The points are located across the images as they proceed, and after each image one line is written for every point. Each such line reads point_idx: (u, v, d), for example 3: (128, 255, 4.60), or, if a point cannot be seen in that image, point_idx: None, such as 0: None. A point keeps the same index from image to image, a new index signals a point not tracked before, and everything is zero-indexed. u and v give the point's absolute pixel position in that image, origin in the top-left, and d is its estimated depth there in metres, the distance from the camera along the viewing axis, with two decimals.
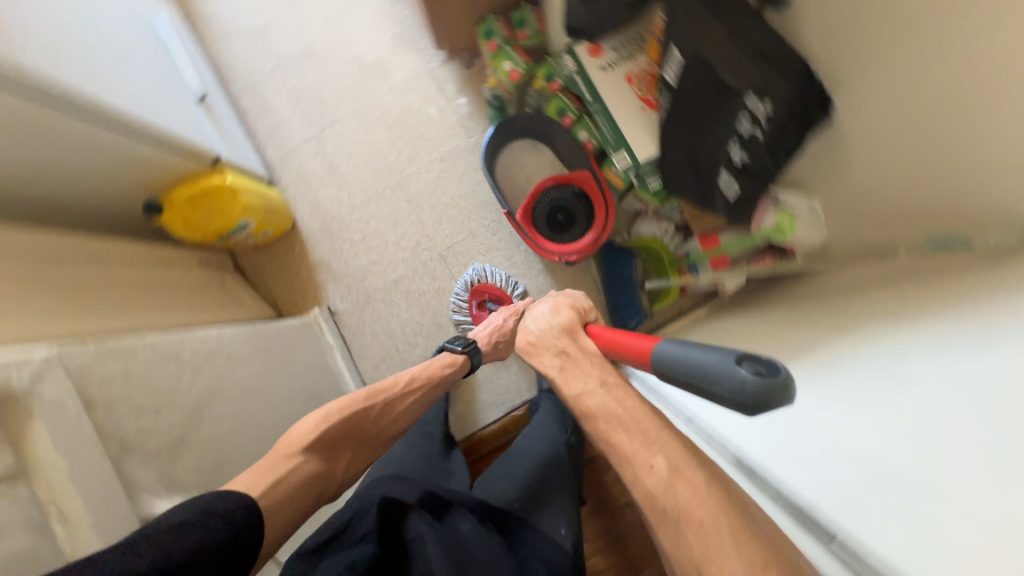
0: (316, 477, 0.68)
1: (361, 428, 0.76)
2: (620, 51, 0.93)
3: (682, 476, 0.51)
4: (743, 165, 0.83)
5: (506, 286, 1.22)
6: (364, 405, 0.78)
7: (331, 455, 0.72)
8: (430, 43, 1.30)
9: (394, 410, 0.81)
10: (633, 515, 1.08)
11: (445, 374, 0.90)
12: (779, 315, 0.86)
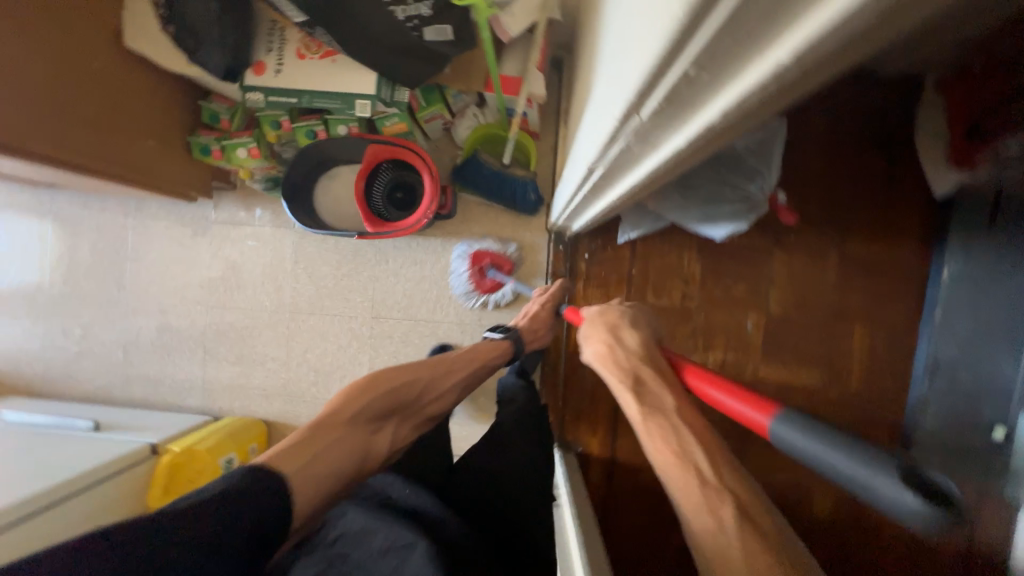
0: (357, 457, 0.64)
1: (405, 400, 0.73)
2: (273, 46, 0.87)
3: (751, 531, 0.42)
4: (431, 5, 0.78)
5: (497, 246, 1.20)
6: (410, 386, 0.75)
7: (376, 426, 0.68)
8: (193, 204, 1.28)
9: (438, 387, 0.79)
10: (692, 296, 1.20)
11: (488, 357, 0.87)
12: (584, 78, 0.88)
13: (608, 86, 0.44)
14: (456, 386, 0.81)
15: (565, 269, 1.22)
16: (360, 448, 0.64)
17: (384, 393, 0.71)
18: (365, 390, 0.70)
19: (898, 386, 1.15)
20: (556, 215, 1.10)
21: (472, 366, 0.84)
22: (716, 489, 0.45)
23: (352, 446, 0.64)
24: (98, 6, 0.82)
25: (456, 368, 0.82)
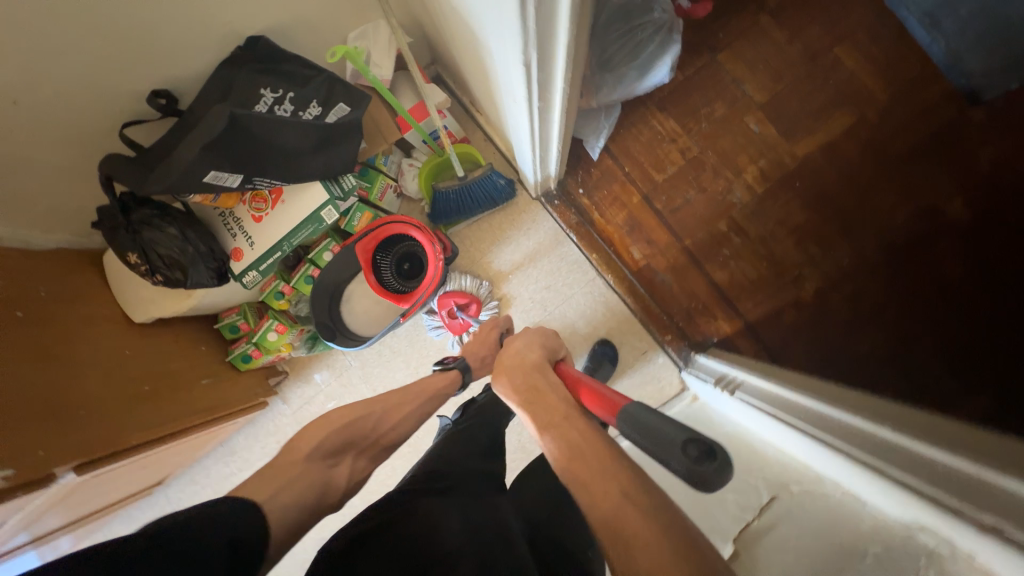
0: (321, 481, 0.66)
1: (361, 434, 0.75)
2: (235, 231, 0.95)
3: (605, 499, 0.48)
4: (321, 103, 0.86)
5: (475, 289, 1.23)
6: (365, 416, 0.77)
7: (333, 459, 0.70)
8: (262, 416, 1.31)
9: (399, 414, 0.80)
10: (688, 145, 1.19)
11: (439, 390, 0.88)
12: (462, 57, 0.97)
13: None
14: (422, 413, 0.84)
15: (575, 215, 1.25)
16: (319, 487, 0.66)
17: (348, 431, 0.73)
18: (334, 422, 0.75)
19: (912, 62, 1.12)
20: (533, 174, 1.11)
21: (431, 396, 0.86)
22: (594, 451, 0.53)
23: (312, 485, 0.65)
24: (98, 309, 0.92)
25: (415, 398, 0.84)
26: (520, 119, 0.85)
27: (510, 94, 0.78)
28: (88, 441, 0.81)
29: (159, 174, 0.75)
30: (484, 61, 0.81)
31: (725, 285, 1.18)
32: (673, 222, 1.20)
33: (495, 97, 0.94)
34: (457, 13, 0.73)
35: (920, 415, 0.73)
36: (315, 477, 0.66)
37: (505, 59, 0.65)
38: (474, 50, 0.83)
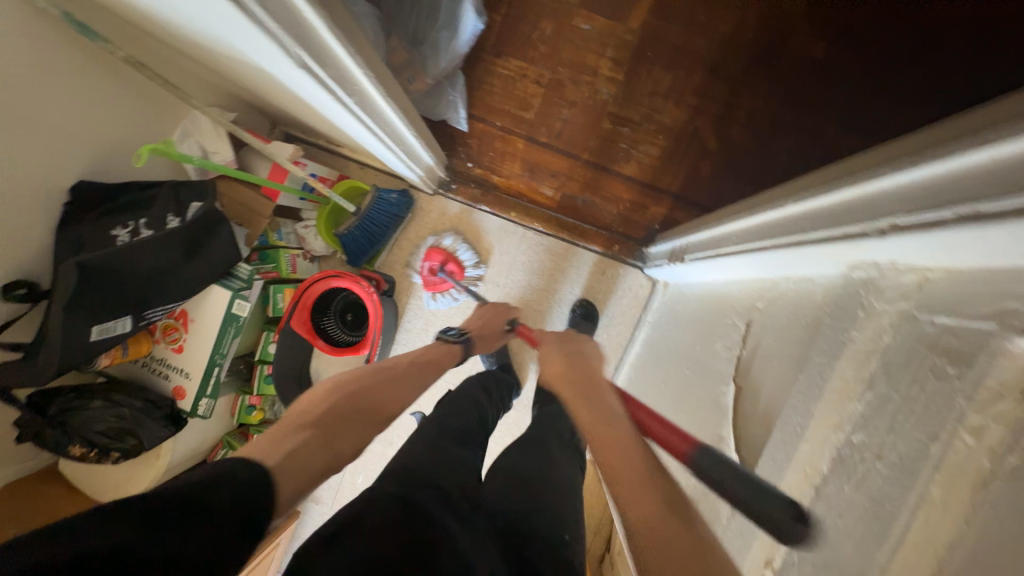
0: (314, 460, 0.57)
1: (369, 404, 0.63)
2: (167, 371, 0.92)
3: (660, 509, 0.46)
4: (175, 211, 0.85)
5: (466, 260, 1.24)
6: (372, 387, 0.66)
7: (322, 428, 0.56)
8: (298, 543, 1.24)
9: (406, 385, 0.70)
10: (540, 71, 1.19)
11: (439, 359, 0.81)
12: (283, 102, 0.95)
13: (249, 36, 0.52)
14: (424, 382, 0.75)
15: (477, 188, 1.25)
16: None
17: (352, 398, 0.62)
18: (328, 393, 0.62)
19: None
20: (414, 173, 1.10)
21: (430, 364, 0.78)
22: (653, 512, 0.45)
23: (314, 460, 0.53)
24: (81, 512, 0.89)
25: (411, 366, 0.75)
26: (362, 133, 0.84)
27: (341, 118, 0.77)
28: None
29: (44, 352, 0.72)
30: (294, 98, 0.80)
31: (637, 174, 1.20)
32: (563, 145, 1.21)
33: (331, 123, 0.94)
34: (239, 69, 0.72)
35: (822, 173, 0.74)
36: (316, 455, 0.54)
37: (299, 84, 0.65)
38: (288, 96, 0.82)
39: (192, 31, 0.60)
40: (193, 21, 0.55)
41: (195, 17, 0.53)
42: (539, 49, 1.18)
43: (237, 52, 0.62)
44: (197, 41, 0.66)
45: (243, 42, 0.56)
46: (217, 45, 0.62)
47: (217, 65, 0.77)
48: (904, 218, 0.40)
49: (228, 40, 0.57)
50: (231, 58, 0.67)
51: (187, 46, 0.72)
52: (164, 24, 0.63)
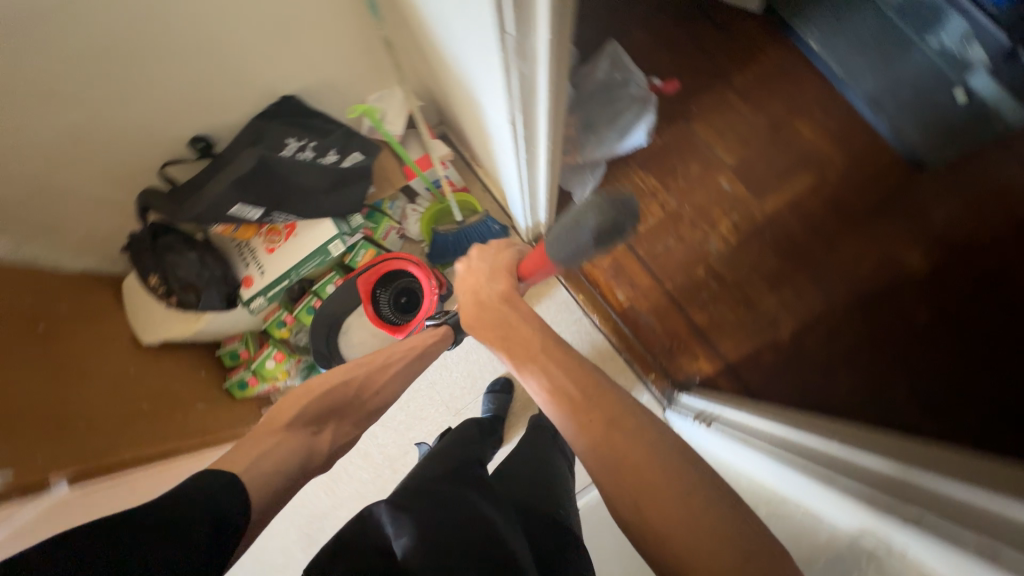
0: (301, 447, 0.78)
1: (342, 408, 0.88)
2: (249, 260, 1.04)
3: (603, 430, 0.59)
4: (339, 151, 1.00)
5: None
6: (344, 387, 0.89)
7: (314, 429, 0.83)
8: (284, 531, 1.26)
9: (380, 381, 0.92)
10: (668, 200, 1.31)
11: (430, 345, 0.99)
12: (462, 116, 1.11)
13: (487, 80, 0.65)
14: (406, 369, 0.96)
15: (564, 259, 1.34)
16: (299, 453, 0.78)
17: (325, 400, 0.86)
18: (305, 400, 0.85)
19: (861, 133, 1.27)
20: (524, 219, 1.21)
21: (410, 348, 0.97)
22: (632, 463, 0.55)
23: (296, 450, 0.77)
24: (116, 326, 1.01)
25: (393, 359, 0.94)
26: (511, 176, 0.96)
27: (503, 155, 0.90)
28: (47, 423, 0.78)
29: (193, 203, 0.87)
30: (478, 124, 0.94)
31: (706, 327, 1.24)
32: (655, 267, 1.29)
33: (489, 152, 1.08)
34: (455, 87, 0.87)
35: (875, 433, 0.76)
36: (287, 452, 0.76)
37: (496, 124, 0.77)
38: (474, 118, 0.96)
39: (449, 52, 0.76)
40: (454, 47, 0.70)
41: (459, 47, 0.67)
42: (678, 183, 1.31)
43: (466, 78, 0.76)
44: (441, 54, 0.82)
45: (478, 78, 0.69)
46: (455, 66, 0.77)
47: (438, 70, 0.93)
48: (930, 517, 0.44)
49: (472, 74, 0.71)
50: (459, 79, 0.82)
51: (431, 54, 0.88)
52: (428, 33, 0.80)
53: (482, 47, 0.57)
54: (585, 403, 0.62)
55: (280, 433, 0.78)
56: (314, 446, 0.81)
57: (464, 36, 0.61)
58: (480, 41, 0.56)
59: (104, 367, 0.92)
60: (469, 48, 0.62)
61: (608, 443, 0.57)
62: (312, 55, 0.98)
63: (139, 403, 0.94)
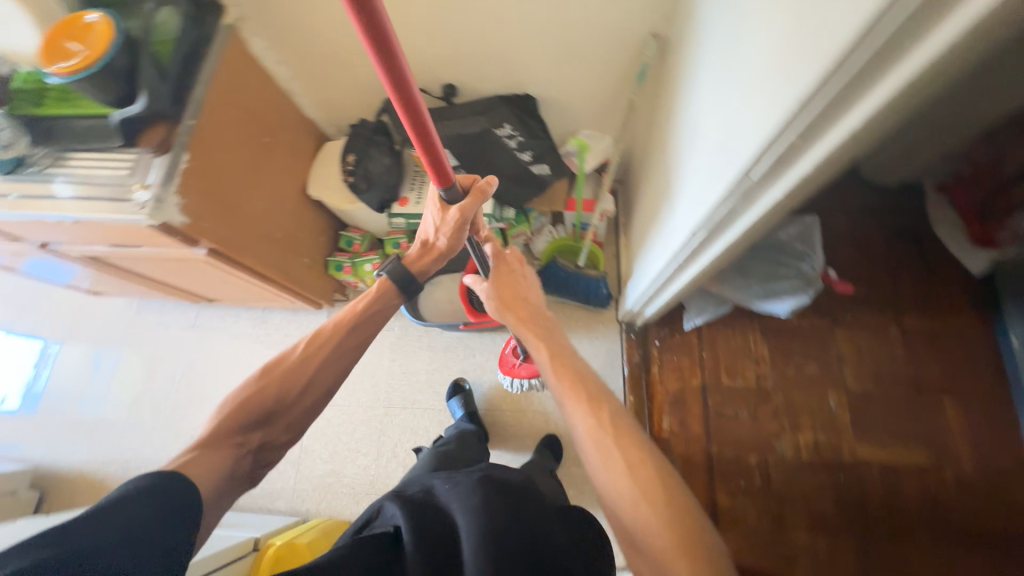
0: (233, 457, 0.69)
1: (279, 409, 0.76)
2: (415, 187, 1.19)
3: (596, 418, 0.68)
4: (536, 156, 1.14)
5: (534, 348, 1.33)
6: (270, 389, 0.76)
7: (243, 437, 0.72)
8: None
9: (300, 376, 0.78)
10: (766, 377, 1.27)
11: (366, 313, 0.86)
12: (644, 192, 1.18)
13: (696, 190, 0.70)
14: (337, 350, 0.83)
15: (639, 356, 1.36)
16: (230, 460, 0.68)
17: (245, 413, 0.72)
18: (227, 409, 0.72)
19: (1007, 457, 1.13)
20: (632, 304, 1.23)
21: (337, 329, 0.83)
22: (634, 495, 0.59)
23: (229, 465, 0.67)
24: (300, 169, 1.22)
25: (333, 337, 0.83)
26: (649, 268, 1.02)
27: (658, 247, 0.94)
28: (211, 203, 0.92)
29: (417, 126, 1.05)
30: (654, 212, 1.01)
31: (724, 511, 1.17)
32: (713, 423, 1.26)
33: (643, 236, 1.13)
34: (662, 173, 0.94)
35: None
36: (224, 450, 0.68)
37: (671, 228, 0.83)
38: (655, 203, 1.02)
39: (676, 151, 0.83)
40: (687, 150, 0.76)
41: (692, 153, 0.73)
42: (785, 369, 1.27)
43: (677, 175, 0.82)
44: (669, 145, 0.89)
45: (688, 184, 0.75)
46: (676, 161, 0.84)
47: (656, 152, 1.02)
48: None
49: (684, 183, 0.77)
50: (667, 174, 0.90)
51: (660, 140, 0.97)
52: (671, 125, 0.88)
53: (713, 171, 0.62)
54: (605, 417, 0.68)
55: (198, 450, 0.66)
56: (240, 454, 0.70)
57: (700, 157, 0.68)
58: (715, 167, 0.61)
59: (270, 196, 1.11)
60: (698, 167, 0.69)
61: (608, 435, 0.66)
62: (569, 81, 1.11)
63: (270, 229, 1.12)
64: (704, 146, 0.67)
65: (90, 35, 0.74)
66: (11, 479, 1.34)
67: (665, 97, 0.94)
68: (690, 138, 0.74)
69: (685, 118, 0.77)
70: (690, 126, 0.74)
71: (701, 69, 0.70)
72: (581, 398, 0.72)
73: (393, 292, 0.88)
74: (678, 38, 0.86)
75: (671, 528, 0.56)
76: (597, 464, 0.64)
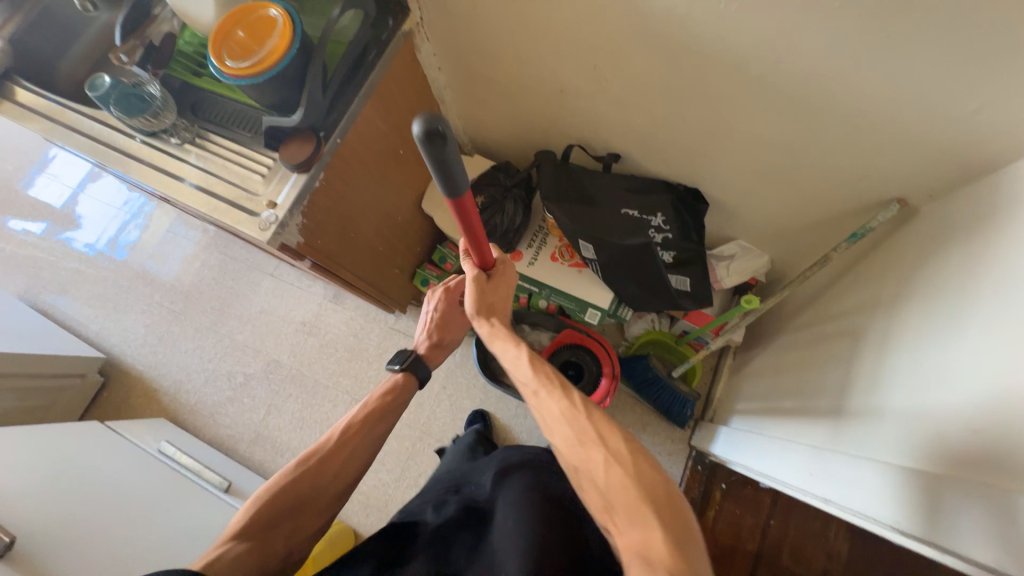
0: (255, 561, 0.63)
1: (307, 498, 0.69)
2: (534, 244, 1.06)
3: (567, 406, 0.62)
4: (679, 263, 0.94)
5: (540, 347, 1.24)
6: (305, 472, 0.70)
7: (270, 526, 0.66)
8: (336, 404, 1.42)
9: (336, 464, 0.72)
10: None
11: (388, 403, 0.80)
12: (791, 343, 0.99)
13: (915, 478, 0.53)
14: (369, 436, 0.76)
15: (699, 492, 1.22)
16: (255, 561, 0.63)
17: (279, 502, 0.67)
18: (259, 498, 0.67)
19: None
20: (719, 452, 1.07)
21: (369, 416, 0.77)
22: (601, 452, 0.57)
23: (264, 560, 0.64)
24: (422, 181, 1.12)
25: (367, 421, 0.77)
26: (773, 457, 0.83)
27: (795, 447, 0.78)
28: (327, 216, 0.84)
29: (556, 193, 0.93)
30: (812, 400, 0.82)
31: None
32: None
33: (775, 401, 0.94)
34: (850, 372, 0.75)
35: None
36: (270, 536, 0.65)
37: (841, 466, 0.65)
38: (813, 387, 0.84)
39: (902, 378, 0.64)
40: (923, 408, 0.58)
41: (931, 423, 0.56)
42: None
43: (885, 412, 0.64)
44: (878, 354, 0.71)
45: (903, 452, 0.57)
46: (890, 387, 0.66)
47: (842, 327, 0.83)
48: None
49: (901, 449, 0.58)
50: (868, 390, 0.70)
51: (866, 331, 0.76)
52: (897, 332, 0.69)
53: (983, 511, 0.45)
54: (575, 396, 0.63)
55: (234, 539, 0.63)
56: (270, 543, 0.65)
57: (970, 469, 0.49)
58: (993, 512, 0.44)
59: (385, 208, 1.02)
60: (947, 472, 0.51)
61: (581, 420, 0.60)
62: (756, 198, 0.92)
63: (374, 241, 1.04)
64: (982, 461, 0.48)
65: (269, 32, 0.66)
66: (83, 363, 1.44)
67: (893, 285, 0.74)
68: (941, 404, 0.56)
69: (942, 365, 0.58)
70: (950, 387, 0.56)
71: (1008, 343, 0.50)
72: (553, 378, 0.66)
73: (409, 387, 0.84)
74: (960, 234, 0.64)
75: (637, 485, 0.53)
76: (570, 439, 0.59)
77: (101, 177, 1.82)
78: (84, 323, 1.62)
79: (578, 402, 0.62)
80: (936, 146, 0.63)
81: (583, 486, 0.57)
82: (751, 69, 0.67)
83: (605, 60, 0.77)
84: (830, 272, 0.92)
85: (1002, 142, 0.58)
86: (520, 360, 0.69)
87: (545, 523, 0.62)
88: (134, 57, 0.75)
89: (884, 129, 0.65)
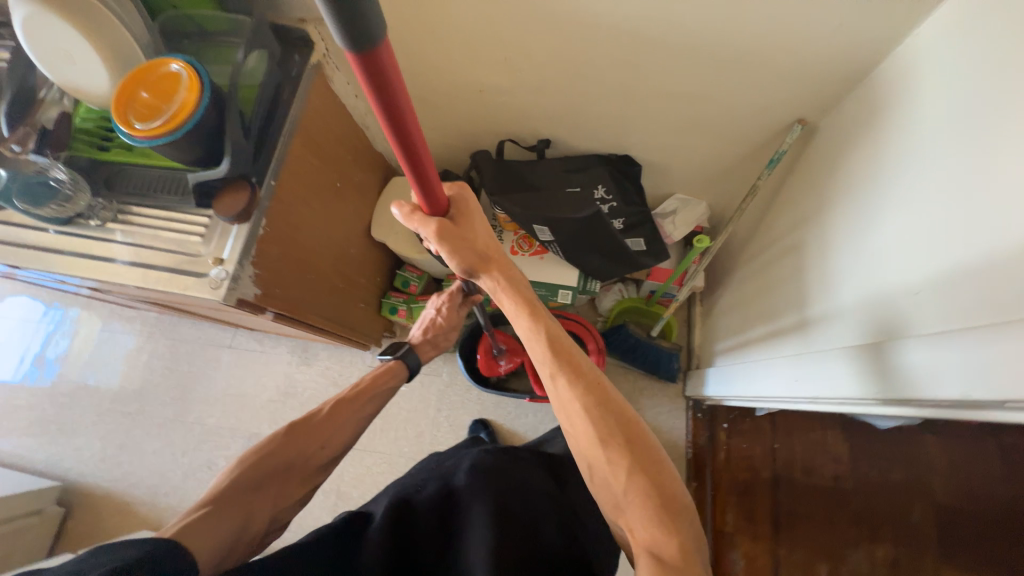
0: (237, 524, 0.61)
1: (292, 466, 0.70)
2: None
3: (595, 402, 0.60)
4: (630, 225, 0.99)
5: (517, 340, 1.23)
6: (285, 446, 0.70)
7: (253, 488, 0.65)
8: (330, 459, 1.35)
9: (324, 434, 0.74)
10: None
11: (377, 381, 0.82)
12: (748, 272, 1.06)
13: (866, 352, 0.59)
14: (356, 417, 0.78)
15: (706, 436, 1.28)
16: (239, 523, 0.62)
17: (264, 466, 0.67)
18: (240, 464, 0.67)
19: None
20: (714, 392, 1.10)
21: (360, 395, 0.80)
22: (627, 462, 0.57)
23: (246, 521, 0.63)
24: (367, 211, 1.12)
25: (357, 406, 0.79)
26: (757, 379, 0.88)
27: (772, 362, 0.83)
28: (279, 261, 0.81)
29: (502, 188, 0.96)
30: (777, 318, 0.88)
31: None
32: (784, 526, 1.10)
33: (748, 330, 1.00)
34: (803, 283, 0.82)
35: None
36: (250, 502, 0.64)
37: (810, 365, 0.71)
38: (775, 306, 0.90)
39: (845, 270, 0.71)
40: (865, 292, 0.65)
41: (873, 305, 0.62)
42: None
43: (837, 307, 0.71)
44: (819, 258, 0.78)
45: (854, 338, 0.64)
46: (836, 284, 0.73)
47: (785, 245, 0.90)
48: None
49: (855, 332, 0.64)
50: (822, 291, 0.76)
51: (804, 244, 0.83)
52: (829, 233, 0.76)
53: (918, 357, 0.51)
54: (601, 390, 0.61)
55: (213, 505, 0.61)
56: (250, 509, 0.64)
57: (900, 327, 0.56)
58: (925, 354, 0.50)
59: (336, 244, 1.00)
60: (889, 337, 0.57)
61: (617, 419, 0.59)
62: (680, 152, 0.99)
63: (332, 279, 1.01)
64: (910, 317, 0.55)
65: (176, 88, 0.64)
66: (39, 496, 1.29)
67: (815, 196, 0.82)
68: (877, 284, 0.63)
69: (870, 250, 0.65)
70: (881, 266, 0.63)
71: (917, 212, 0.57)
72: (577, 367, 0.62)
73: (399, 375, 0.86)
74: (856, 133, 0.73)
75: (654, 488, 0.55)
76: (593, 436, 0.59)
77: (9, 293, 1.65)
78: (27, 455, 1.45)
79: (606, 401, 0.60)
80: (816, 66, 0.72)
81: (598, 482, 0.59)
82: (644, 34, 0.73)
83: (514, 53, 0.81)
84: (764, 199, 1.00)
85: (864, 49, 0.67)
86: (536, 337, 0.64)
87: (504, 543, 0.64)
88: (30, 144, 0.71)
89: (770, 62, 0.73)
